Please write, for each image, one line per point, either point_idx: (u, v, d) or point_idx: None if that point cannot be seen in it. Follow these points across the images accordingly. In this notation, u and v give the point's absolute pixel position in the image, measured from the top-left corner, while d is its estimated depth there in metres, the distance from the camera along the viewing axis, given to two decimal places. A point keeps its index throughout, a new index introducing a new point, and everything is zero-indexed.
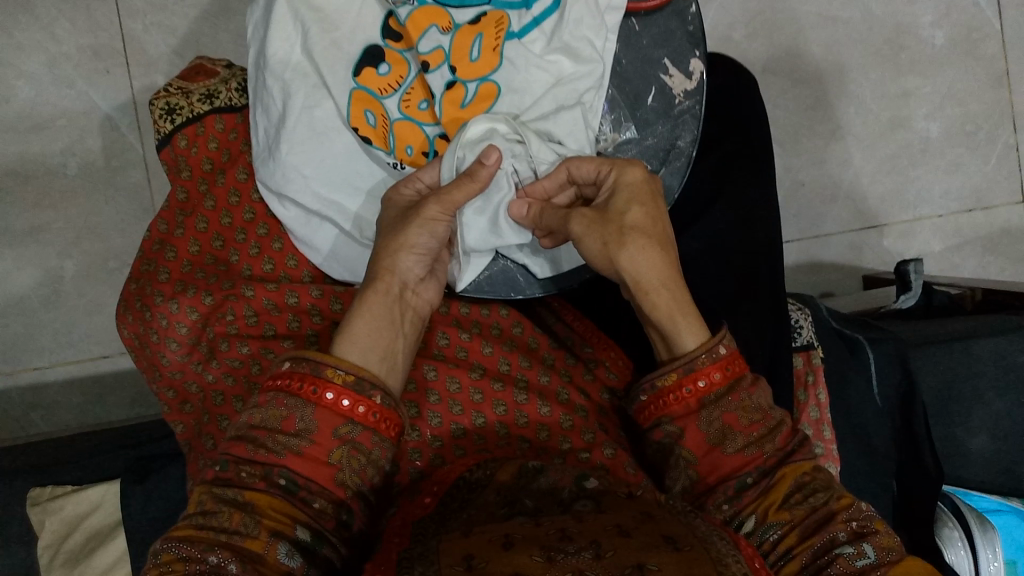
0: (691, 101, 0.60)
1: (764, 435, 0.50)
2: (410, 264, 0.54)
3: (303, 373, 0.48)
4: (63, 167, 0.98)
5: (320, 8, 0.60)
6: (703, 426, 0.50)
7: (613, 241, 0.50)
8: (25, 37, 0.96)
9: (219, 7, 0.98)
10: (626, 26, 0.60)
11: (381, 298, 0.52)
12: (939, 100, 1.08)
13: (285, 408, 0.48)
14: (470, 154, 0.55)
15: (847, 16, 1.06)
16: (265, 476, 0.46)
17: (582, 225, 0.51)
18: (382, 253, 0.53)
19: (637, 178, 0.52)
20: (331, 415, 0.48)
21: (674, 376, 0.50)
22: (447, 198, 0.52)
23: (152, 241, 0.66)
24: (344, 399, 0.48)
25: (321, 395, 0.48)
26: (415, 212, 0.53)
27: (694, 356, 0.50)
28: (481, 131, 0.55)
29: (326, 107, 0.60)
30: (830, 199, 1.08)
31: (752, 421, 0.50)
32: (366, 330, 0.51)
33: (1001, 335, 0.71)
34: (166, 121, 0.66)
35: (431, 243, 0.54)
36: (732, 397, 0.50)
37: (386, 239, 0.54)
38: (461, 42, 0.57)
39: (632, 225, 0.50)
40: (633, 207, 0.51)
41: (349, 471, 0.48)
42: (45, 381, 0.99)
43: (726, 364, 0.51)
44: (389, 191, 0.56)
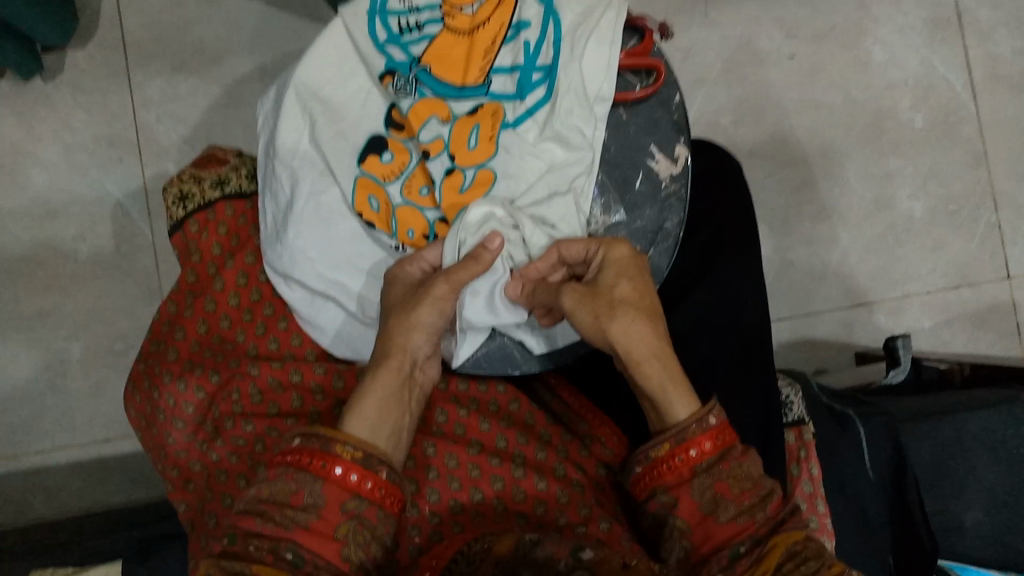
0: (677, 185, 0.63)
1: (755, 504, 0.52)
2: (419, 343, 0.56)
3: (313, 449, 0.50)
4: (74, 251, 1.01)
5: (327, 101, 0.64)
6: (696, 496, 0.51)
7: (603, 313, 0.52)
8: (44, 128, 1.01)
9: (230, 99, 1.03)
10: (615, 115, 0.64)
11: (391, 377, 0.54)
12: (921, 181, 1.12)
13: (294, 483, 0.49)
14: (471, 237, 0.57)
15: (829, 102, 1.11)
16: (274, 550, 0.47)
17: (573, 299, 0.54)
18: (391, 333, 0.55)
19: (624, 254, 0.55)
20: (338, 490, 0.49)
21: (666, 446, 0.52)
22: (454, 277, 0.54)
23: (161, 322, 0.68)
24: (351, 474, 0.50)
25: (329, 470, 0.49)
26: (424, 294, 0.55)
27: (686, 426, 0.52)
28: (481, 216, 0.58)
29: (332, 193, 0.63)
30: (820, 277, 1.11)
31: (743, 490, 0.52)
32: (374, 408, 0.53)
33: (989, 410, 0.72)
34: (179, 207, 0.70)
35: (438, 322, 0.56)
36: (723, 465, 0.52)
37: (394, 319, 0.56)
38: (460, 131, 0.61)
39: (621, 298, 0.53)
40: (621, 282, 0.54)
41: (355, 546, 0.49)
42: (47, 464, 1.00)
43: (717, 433, 0.52)
44: (393, 270, 0.58)
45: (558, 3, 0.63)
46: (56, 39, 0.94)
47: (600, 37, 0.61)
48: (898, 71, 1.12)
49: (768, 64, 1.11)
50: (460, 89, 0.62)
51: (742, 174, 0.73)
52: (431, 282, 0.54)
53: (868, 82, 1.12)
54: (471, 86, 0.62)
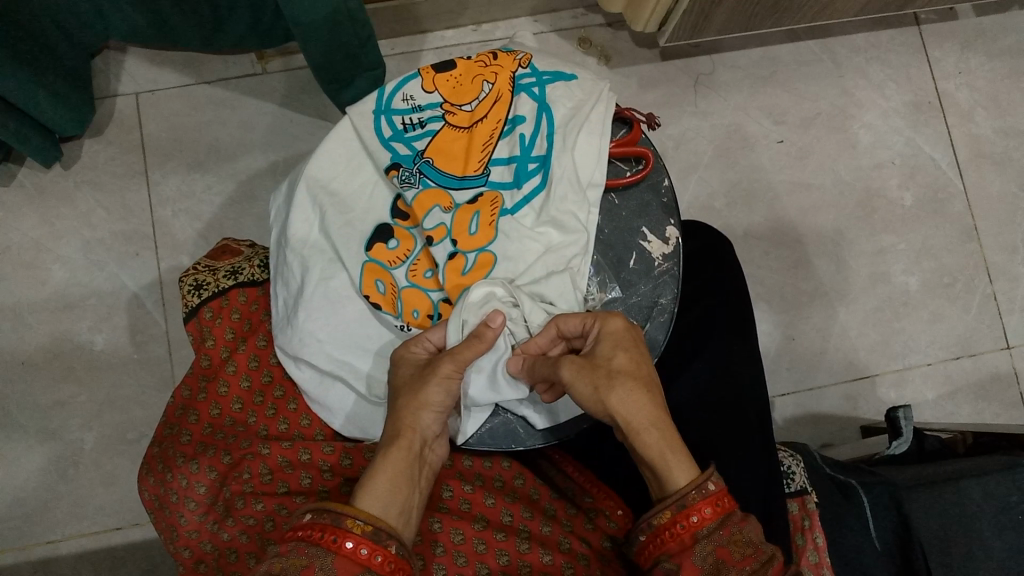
0: (669, 263, 0.66)
1: (757, 569, 0.51)
2: (429, 422, 0.58)
3: (324, 523, 0.51)
4: (90, 343, 1.04)
5: (336, 193, 0.68)
6: (697, 562, 0.52)
7: (603, 384, 0.55)
8: (65, 226, 1.06)
9: (243, 194, 1.08)
10: (607, 200, 0.68)
11: (403, 453, 0.56)
12: (915, 256, 1.15)
13: (306, 557, 0.50)
14: (473, 317, 0.60)
15: (819, 182, 1.16)
16: None
17: (572, 372, 0.56)
18: (402, 410, 0.57)
19: (619, 326, 0.57)
20: (349, 564, 0.50)
21: (667, 514, 0.53)
22: (460, 356, 0.57)
23: (175, 406, 0.69)
24: (362, 548, 0.51)
25: (341, 544, 0.51)
26: (432, 371, 0.57)
27: (684, 492, 0.53)
28: (482, 295, 0.61)
29: (340, 279, 0.66)
30: (821, 352, 1.12)
31: (745, 555, 0.51)
32: (386, 484, 0.54)
33: (993, 475, 0.72)
34: (193, 295, 0.72)
35: (447, 400, 0.58)
36: (722, 531, 0.52)
37: (404, 397, 0.58)
38: (461, 218, 0.64)
39: (618, 370, 0.55)
40: (618, 353, 0.56)
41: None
42: (56, 554, 1.00)
43: (716, 500, 0.53)
44: (400, 351, 0.61)
45: (552, 99, 0.67)
46: (74, 128, 0.98)
47: (591, 128, 0.66)
48: (884, 152, 1.17)
49: (758, 149, 1.16)
50: (461, 180, 0.66)
51: (733, 252, 0.76)
52: (437, 360, 0.57)
53: (856, 163, 1.16)
54: (471, 177, 0.66)
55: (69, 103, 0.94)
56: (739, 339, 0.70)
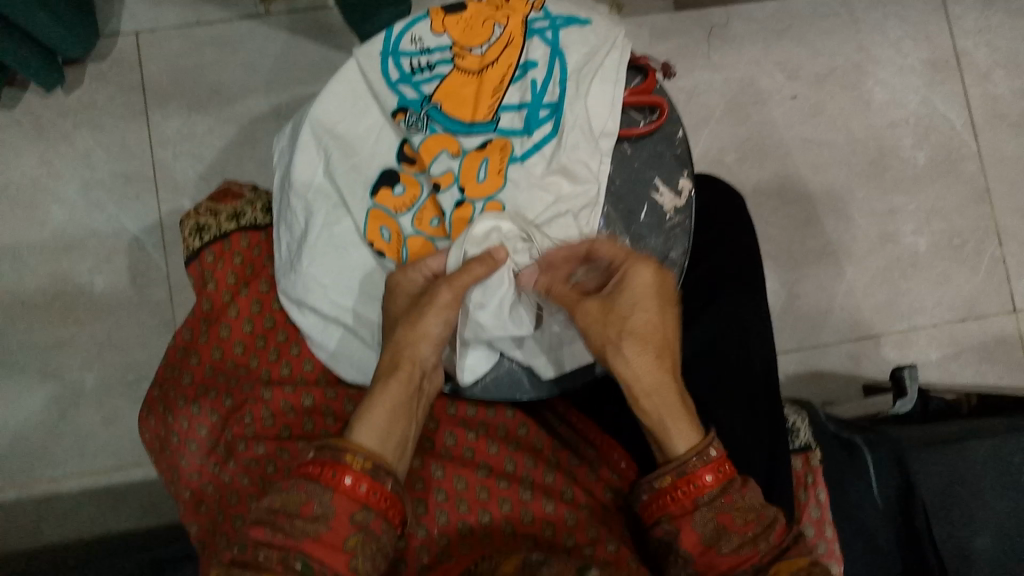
0: (681, 216, 0.65)
1: (758, 533, 0.52)
2: (426, 354, 0.58)
3: (324, 459, 0.51)
4: (90, 285, 1.03)
5: (342, 136, 0.66)
6: (698, 526, 0.52)
7: (612, 343, 0.56)
8: (64, 165, 1.04)
9: (245, 137, 1.06)
10: (619, 151, 0.66)
11: (402, 387, 0.56)
12: (925, 216, 1.13)
13: (305, 494, 0.50)
14: (475, 250, 0.58)
15: (831, 140, 1.13)
16: (283, 559, 0.47)
17: (586, 317, 0.57)
18: (400, 343, 0.57)
19: (649, 282, 0.57)
20: (349, 501, 0.50)
21: (669, 478, 0.53)
22: (457, 283, 0.56)
23: (177, 348, 0.70)
24: (362, 485, 0.51)
25: (340, 480, 0.50)
26: (430, 302, 0.57)
27: (686, 459, 0.53)
28: (486, 228, 0.58)
29: (345, 224, 0.65)
30: (826, 311, 1.12)
31: (748, 520, 0.52)
32: (384, 417, 0.54)
33: (996, 436, 0.73)
34: (195, 238, 0.72)
35: (444, 331, 0.58)
36: (725, 498, 0.52)
37: (402, 329, 0.57)
38: (469, 165, 0.63)
39: (632, 331, 0.56)
40: (638, 313, 0.56)
41: (363, 557, 0.49)
42: (58, 491, 1.00)
43: (718, 466, 0.53)
44: (393, 276, 0.60)
45: (565, 45, 0.65)
46: (76, 48, 0.96)
47: (605, 75, 0.64)
48: (899, 110, 1.14)
49: (770, 104, 1.13)
50: (471, 125, 0.64)
51: (745, 207, 0.74)
52: (435, 289, 0.57)
53: (870, 121, 1.14)
54: (480, 122, 0.64)
55: (70, 29, 0.91)
56: (750, 295, 0.69)
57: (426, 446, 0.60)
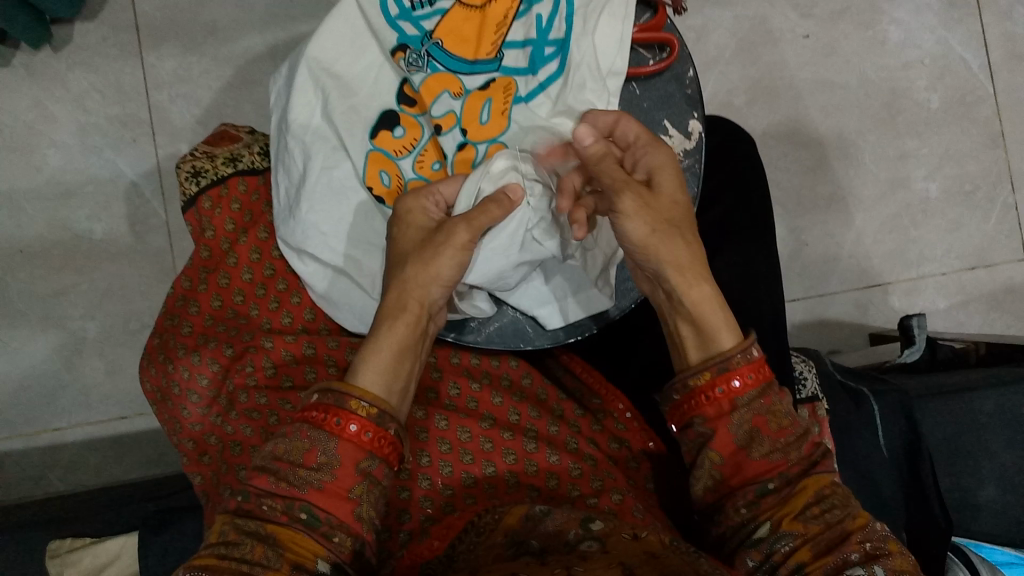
0: (690, 159, 0.63)
1: (791, 442, 0.51)
2: (437, 294, 0.54)
3: (327, 404, 0.50)
4: (88, 232, 1.01)
5: (340, 76, 0.63)
6: (733, 429, 0.51)
7: (661, 230, 0.53)
8: (57, 109, 1.01)
9: (242, 80, 1.03)
10: (627, 91, 0.64)
11: (410, 330, 0.53)
12: (937, 162, 1.11)
13: (308, 441, 0.49)
14: (490, 185, 0.56)
15: (844, 82, 1.10)
16: (287, 510, 0.47)
17: (635, 204, 0.52)
18: (409, 283, 0.53)
19: (675, 165, 0.55)
20: (353, 449, 0.49)
21: (706, 376, 0.51)
22: (476, 223, 0.53)
23: (176, 296, 0.68)
24: (366, 432, 0.50)
25: (344, 427, 0.49)
26: (445, 242, 0.53)
27: (730, 355, 0.51)
28: (503, 167, 0.57)
29: (344, 168, 0.63)
30: (834, 259, 1.10)
31: (782, 427, 0.51)
32: (390, 360, 0.52)
33: (1003, 387, 0.73)
34: (191, 184, 0.70)
35: (456, 275, 0.54)
36: (763, 400, 0.51)
37: (409, 266, 0.54)
38: (472, 106, 0.62)
39: (675, 217, 0.54)
40: (674, 198, 0.54)
41: (368, 505, 0.49)
42: (65, 439, 1.01)
43: (759, 367, 0.51)
44: (401, 204, 0.56)
45: None
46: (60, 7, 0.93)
47: (613, 11, 0.61)
48: (914, 50, 1.10)
49: (782, 44, 1.09)
50: (473, 64, 0.62)
51: (756, 153, 0.72)
52: (453, 228, 0.53)
53: (884, 62, 1.10)
54: (483, 61, 0.62)
55: None
56: (760, 243, 0.68)
57: (430, 396, 0.59)
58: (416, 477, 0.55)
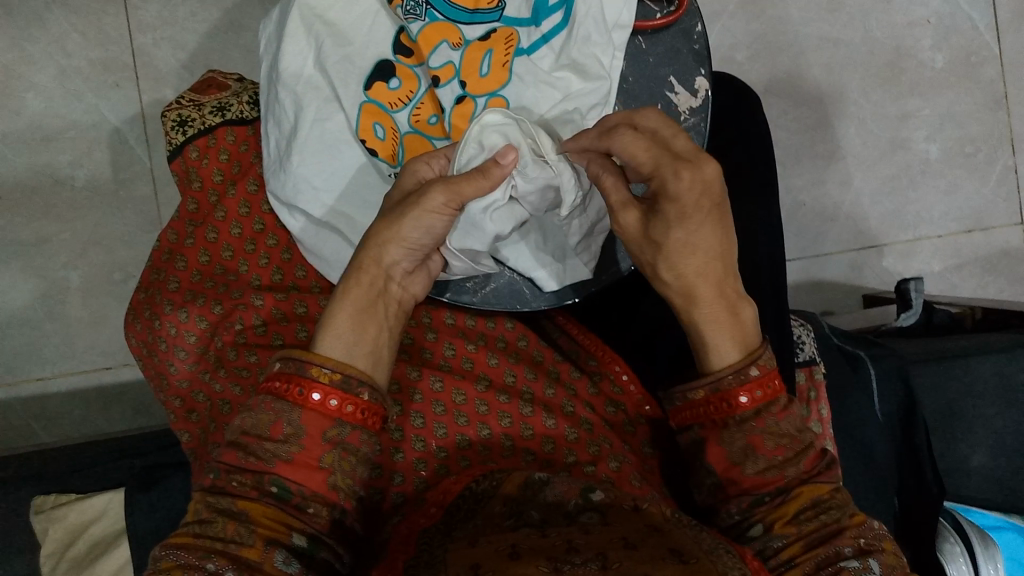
0: (696, 117, 0.61)
1: (789, 458, 0.49)
2: (398, 256, 0.52)
3: (289, 373, 0.48)
4: (71, 179, 0.98)
5: (334, 23, 0.61)
6: (725, 444, 0.50)
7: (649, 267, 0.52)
8: (35, 49, 0.97)
9: (228, 23, 0.99)
10: (633, 44, 0.61)
11: (364, 292, 0.52)
12: (939, 122, 1.09)
13: (273, 413, 0.47)
14: (479, 151, 0.53)
15: (848, 38, 1.07)
16: (257, 485, 0.46)
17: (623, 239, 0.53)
18: (371, 241, 0.52)
19: (682, 184, 0.48)
20: (318, 418, 0.47)
21: (702, 393, 0.50)
22: (455, 187, 0.50)
23: (161, 251, 0.67)
24: (332, 400, 0.48)
25: (308, 396, 0.47)
26: (416, 202, 0.51)
27: (721, 376, 0.50)
28: (498, 129, 0.53)
29: (337, 120, 0.61)
30: (831, 219, 1.09)
31: (779, 444, 0.50)
32: (348, 324, 0.50)
33: (1002, 354, 0.73)
34: (178, 133, 0.68)
35: (425, 237, 0.52)
36: (757, 421, 0.49)
37: (382, 225, 0.52)
38: (471, 58, 0.59)
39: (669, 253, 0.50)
40: (672, 230, 0.50)
41: (341, 473, 0.47)
42: (50, 390, 1.00)
43: (765, 383, 0.50)
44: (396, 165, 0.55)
45: None
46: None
47: None
48: (921, 7, 1.07)
49: None
50: (473, 13, 0.59)
51: (762, 113, 0.70)
52: (427, 191, 0.50)
53: (890, 18, 1.07)
54: (483, 10, 0.59)
55: None
56: (766, 205, 0.66)
57: (424, 356, 0.58)
58: (409, 438, 0.54)
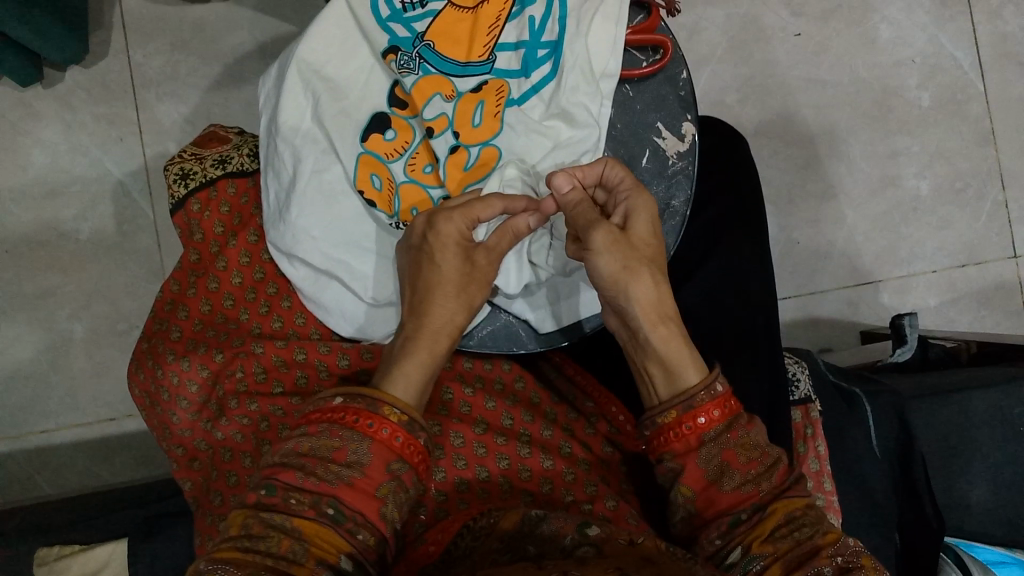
0: (683, 162, 0.63)
1: (761, 472, 0.51)
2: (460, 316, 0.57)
3: (357, 407, 0.50)
4: (75, 232, 1.00)
5: (330, 78, 0.63)
6: (702, 463, 0.51)
7: (632, 269, 0.53)
8: (42, 107, 1.00)
9: (230, 77, 1.02)
10: (621, 92, 0.63)
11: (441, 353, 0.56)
12: (928, 160, 1.11)
13: (338, 439, 0.49)
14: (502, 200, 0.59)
15: (835, 80, 1.10)
16: (314, 505, 0.47)
17: (605, 240, 0.52)
18: (450, 313, 0.56)
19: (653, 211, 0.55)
20: (385, 451, 0.49)
21: (673, 414, 0.52)
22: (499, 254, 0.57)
23: (165, 300, 0.68)
24: (398, 437, 0.50)
25: (376, 430, 0.50)
26: (481, 279, 0.57)
27: (694, 393, 0.51)
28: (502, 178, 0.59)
29: (335, 172, 0.62)
30: (825, 257, 1.10)
31: (751, 458, 0.51)
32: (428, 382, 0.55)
33: (997, 388, 0.73)
34: (180, 186, 0.70)
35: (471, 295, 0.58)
36: (730, 434, 0.51)
37: (456, 296, 0.56)
38: (464, 108, 0.60)
39: (650, 259, 0.54)
40: (649, 242, 0.54)
41: (393, 505, 0.49)
42: (53, 442, 1.00)
43: (724, 402, 0.51)
44: (441, 228, 0.55)
45: None
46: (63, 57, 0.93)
47: (607, 12, 0.60)
48: (905, 48, 1.10)
49: (773, 42, 1.09)
50: (465, 66, 0.61)
51: (748, 149, 0.72)
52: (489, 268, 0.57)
53: (875, 59, 1.10)
54: (475, 63, 0.61)
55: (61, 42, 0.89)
56: (754, 243, 0.67)
57: (423, 401, 0.59)
58: None
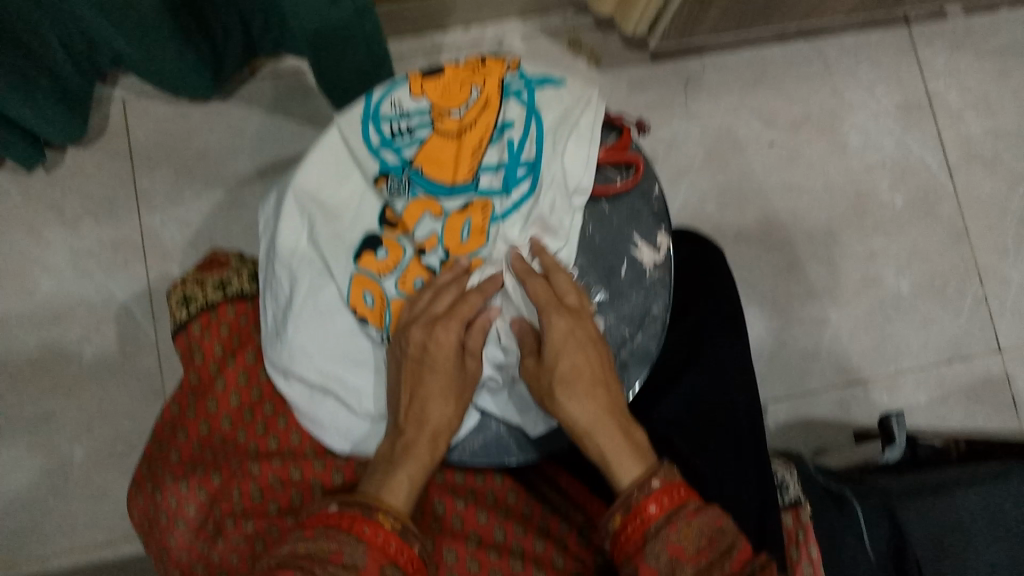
0: (660, 272, 0.66)
1: (713, 561, 0.51)
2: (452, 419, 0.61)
3: (352, 513, 0.53)
4: (79, 355, 1.03)
5: (325, 204, 0.66)
6: (652, 561, 0.51)
7: (547, 394, 0.59)
8: (52, 235, 1.05)
9: (232, 202, 1.06)
10: (598, 209, 0.67)
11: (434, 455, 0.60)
12: (906, 259, 1.15)
13: (335, 543, 0.51)
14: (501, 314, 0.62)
15: (810, 185, 1.15)
16: None
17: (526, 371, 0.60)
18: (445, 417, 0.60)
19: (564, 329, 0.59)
20: (378, 553, 0.51)
21: (619, 518, 0.54)
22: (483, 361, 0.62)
23: (165, 423, 0.69)
24: (392, 543, 0.52)
25: (372, 535, 0.52)
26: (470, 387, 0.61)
27: (629, 492, 0.54)
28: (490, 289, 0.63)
29: (329, 291, 0.65)
30: (813, 357, 1.11)
31: (699, 549, 0.51)
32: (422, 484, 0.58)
33: (988, 485, 0.75)
34: (182, 310, 0.72)
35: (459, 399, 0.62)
36: (671, 527, 0.52)
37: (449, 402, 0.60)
38: (452, 226, 0.65)
39: (565, 376, 0.58)
40: (562, 360, 0.58)
41: None
42: (48, 570, 0.99)
43: (665, 494, 0.53)
44: (441, 336, 0.59)
45: (540, 104, 0.66)
46: (55, 133, 0.96)
47: (580, 135, 0.65)
48: (875, 153, 1.16)
49: (748, 152, 1.15)
50: (452, 187, 0.65)
51: (723, 261, 0.75)
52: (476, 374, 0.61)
53: (847, 165, 1.16)
54: (461, 183, 0.65)
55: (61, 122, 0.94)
56: (733, 349, 0.70)
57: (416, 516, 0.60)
58: None
